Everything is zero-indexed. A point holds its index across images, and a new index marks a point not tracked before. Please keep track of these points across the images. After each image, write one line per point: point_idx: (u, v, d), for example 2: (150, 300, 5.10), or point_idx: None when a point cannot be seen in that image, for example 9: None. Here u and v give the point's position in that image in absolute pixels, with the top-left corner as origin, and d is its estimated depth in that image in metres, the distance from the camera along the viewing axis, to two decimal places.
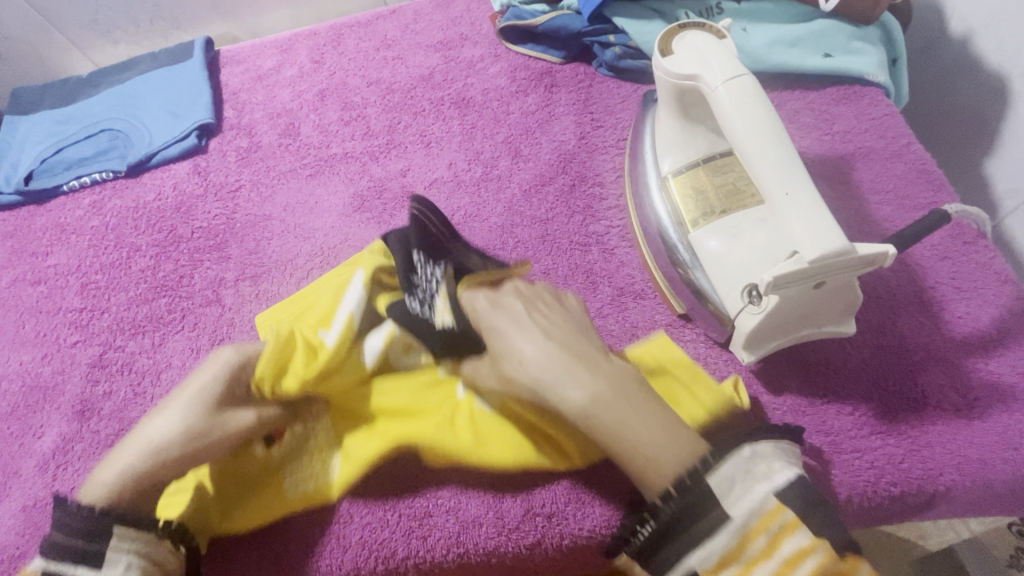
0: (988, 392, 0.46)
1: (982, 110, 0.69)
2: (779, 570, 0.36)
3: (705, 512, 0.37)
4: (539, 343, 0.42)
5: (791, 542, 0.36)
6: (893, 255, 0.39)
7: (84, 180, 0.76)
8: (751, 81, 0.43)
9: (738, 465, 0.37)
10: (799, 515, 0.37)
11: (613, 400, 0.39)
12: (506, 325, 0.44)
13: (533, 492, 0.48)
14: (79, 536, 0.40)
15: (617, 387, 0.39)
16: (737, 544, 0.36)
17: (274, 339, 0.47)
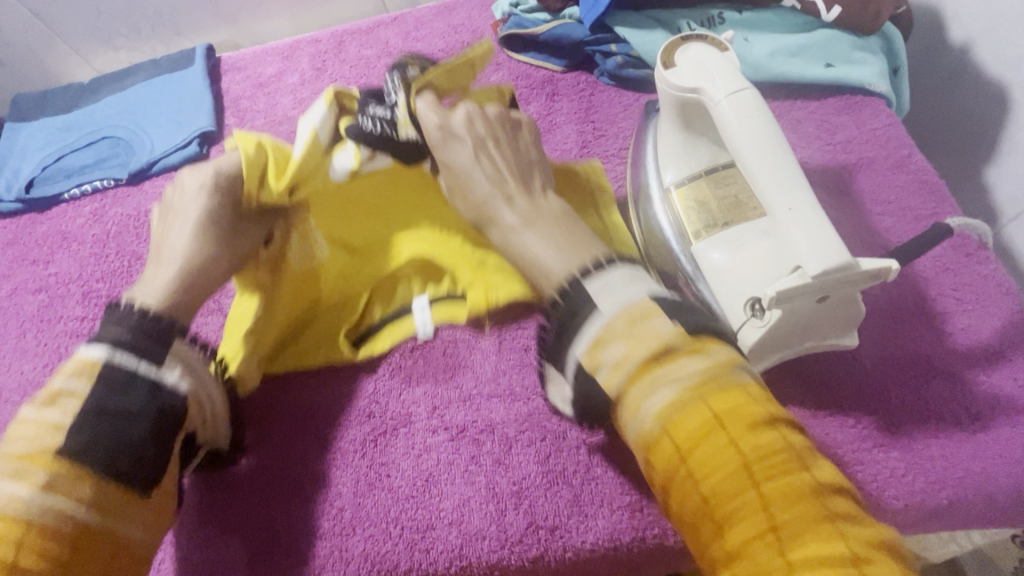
0: (990, 404, 0.46)
1: (982, 119, 0.69)
2: (632, 347, 0.37)
3: (580, 308, 0.39)
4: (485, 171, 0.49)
5: (648, 325, 0.37)
6: (896, 270, 0.39)
7: (85, 187, 0.76)
8: (754, 95, 0.43)
9: (611, 274, 0.40)
10: (663, 309, 0.38)
11: (543, 215, 0.46)
12: (460, 151, 0.50)
13: (535, 505, 0.48)
14: (139, 330, 0.42)
15: (546, 206, 0.47)
16: (604, 329, 0.38)
17: (247, 158, 0.50)
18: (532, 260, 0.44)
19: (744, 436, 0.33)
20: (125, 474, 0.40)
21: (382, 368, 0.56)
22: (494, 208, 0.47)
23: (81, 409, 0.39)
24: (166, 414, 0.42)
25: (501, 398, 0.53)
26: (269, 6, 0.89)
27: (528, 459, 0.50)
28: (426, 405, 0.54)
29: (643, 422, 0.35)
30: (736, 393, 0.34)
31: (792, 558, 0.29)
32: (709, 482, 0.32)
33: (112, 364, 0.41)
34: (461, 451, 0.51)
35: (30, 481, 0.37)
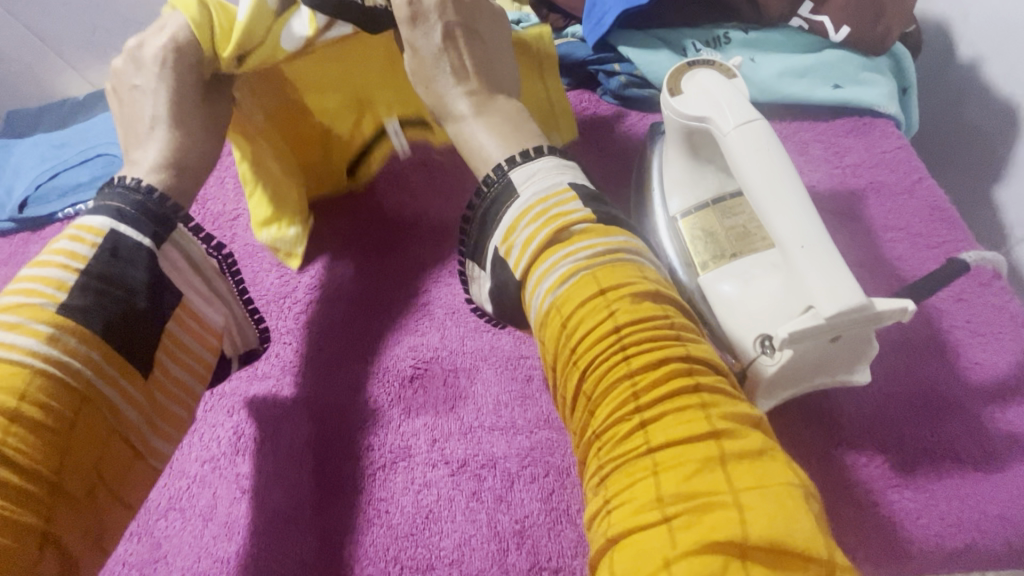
0: (1006, 443, 0.45)
1: (990, 138, 0.68)
2: (540, 228, 0.40)
3: (503, 195, 0.44)
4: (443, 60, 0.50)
5: (558, 210, 0.40)
6: (913, 311, 0.38)
7: (80, 206, 0.75)
8: (764, 126, 0.42)
9: (541, 166, 0.44)
10: (576, 198, 0.41)
11: (495, 117, 0.49)
12: (427, 36, 0.50)
13: (539, 545, 0.47)
14: (143, 208, 0.42)
15: (497, 108, 0.50)
16: (521, 214, 0.42)
17: (201, 23, 0.47)
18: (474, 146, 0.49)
19: (625, 311, 0.35)
20: (126, 343, 0.40)
21: (381, 399, 0.54)
22: (451, 101, 0.50)
23: (84, 273, 0.39)
24: (162, 294, 0.42)
25: (503, 431, 0.52)
26: None
27: (530, 497, 0.49)
28: (425, 437, 0.52)
29: (540, 298, 0.39)
30: (629, 279, 0.36)
31: (650, 427, 0.32)
32: (586, 356, 0.35)
33: (117, 236, 0.40)
34: (462, 487, 0.50)
35: (31, 332, 0.36)
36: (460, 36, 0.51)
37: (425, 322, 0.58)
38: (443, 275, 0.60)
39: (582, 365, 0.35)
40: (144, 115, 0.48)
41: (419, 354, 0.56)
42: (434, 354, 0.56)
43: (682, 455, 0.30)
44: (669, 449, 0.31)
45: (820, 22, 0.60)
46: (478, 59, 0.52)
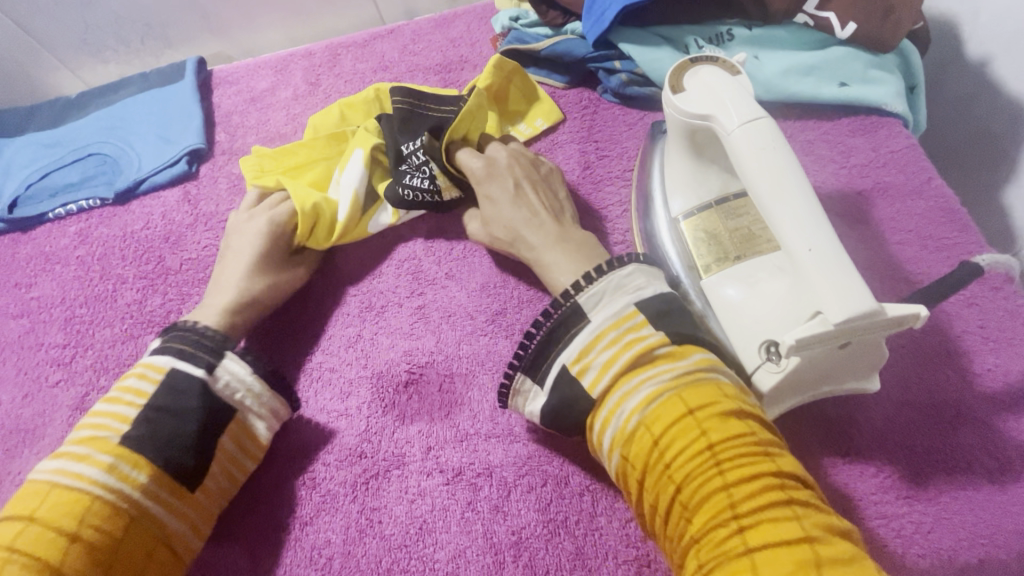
0: (1020, 453, 0.43)
1: (1000, 137, 0.66)
2: (617, 351, 0.41)
3: (572, 320, 0.44)
4: (513, 208, 0.53)
5: (635, 334, 0.41)
6: (926, 317, 0.36)
7: (71, 207, 0.74)
8: (770, 125, 0.41)
9: (608, 280, 0.45)
10: (647, 319, 0.42)
11: (557, 244, 0.51)
12: (499, 192, 0.54)
13: (536, 558, 0.45)
14: (203, 343, 0.48)
15: (560, 238, 0.52)
16: (593, 339, 0.43)
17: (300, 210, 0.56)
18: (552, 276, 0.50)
19: (712, 424, 0.35)
20: (173, 466, 0.43)
21: (375, 405, 0.53)
22: (524, 239, 0.52)
23: (146, 406, 0.44)
24: (214, 419, 0.46)
25: (499, 438, 0.50)
26: (263, 18, 0.87)
27: (527, 507, 0.47)
28: (419, 445, 0.51)
29: (623, 416, 0.39)
30: (711, 392, 0.37)
31: (747, 533, 0.31)
32: (679, 470, 0.34)
33: (176, 370, 0.46)
34: (457, 496, 0.48)
35: (95, 463, 0.41)
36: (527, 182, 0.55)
37: (420, 326, 0.57)
38: (440, 278, 0.59)
39: (675, 480, 0.35)
40: (226, 275, 0.55)
41: (414, 359, 0.55)
42: (430, 358, 0.55)
43: (783, 559, 0.29)
44: (768, 552, 0.30)
45: (826, 18, 0.58)
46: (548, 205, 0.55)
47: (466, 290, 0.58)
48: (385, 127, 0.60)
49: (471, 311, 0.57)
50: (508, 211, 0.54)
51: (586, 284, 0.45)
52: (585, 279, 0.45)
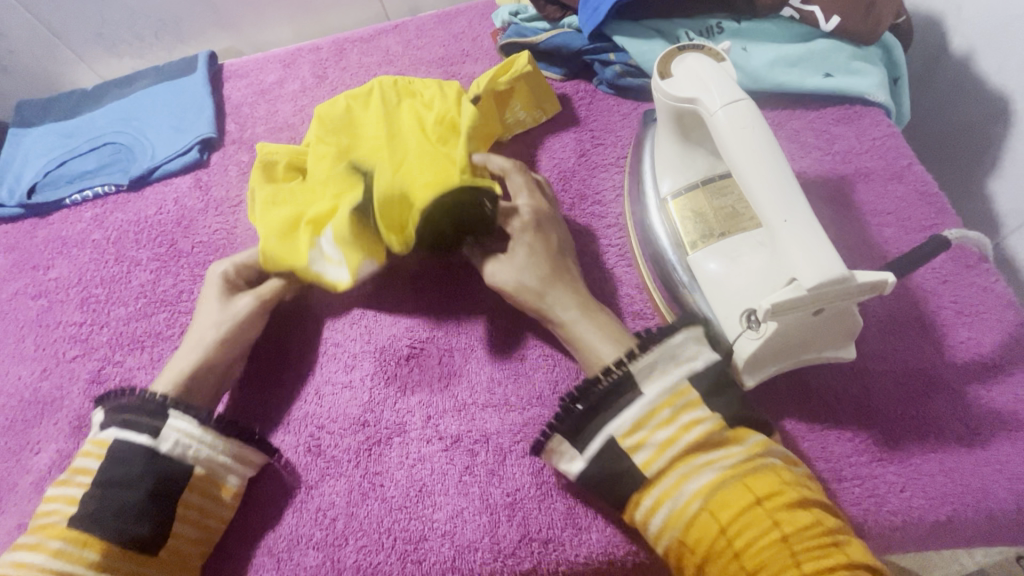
0: (989, 419, 0.45)
1: (982, 128, 0.68)
2: (676, 433, 0.40)
3: (623, 391, 0.43)
4: (548, 263, 0.53)
5: (690, 414, 0.41)
6: (893, 283, 0.39)
7: (87, 193, 0.77)
8: (750, 107, 0.43)
9: (661, 349, 0.44)
10: (702, 396, 0.42)
11: (591, 319, 0.50)
12: (535, 251, 0.53)
13: (529, 517, 0.48)
14: (143, 407, 0.47)
15: (591, 309, 0.50)
16: (647, 413, 0.42)
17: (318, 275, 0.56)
18: (585, 334, 0.49)
19: (783, 515, 0.35)
20: (125, 536, 0.43)
21: (377, 378, 0.56)
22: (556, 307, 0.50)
23: (90, 483, 0.44)
24: (162, 483, 0.45)
25: (496, 407, 0.53)
26: (272, 14, 0.90)
27: (522, 471, 0.50)
28: (420, 414, 0.53)
29: (684, 499, 0.39)
30: (775, 478, 0.37)
31: None
32: (752, 561, 0.35)
33: (118, 440, 0.46)
34: (455, 461, 0.51)
35: (43, 550, 0.42)
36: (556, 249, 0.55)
37: (422, 304, 0.59)
38: None
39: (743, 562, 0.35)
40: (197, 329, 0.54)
41: (416, 334, 0.58)
42: (431, 334, 0.57)
43: None
44: None
45: (811, 11, 0.61)
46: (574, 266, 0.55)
47: (466, 270, 0.61)
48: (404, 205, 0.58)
49: (470, 289, 0.59)
50: (542, 263, 0.52)
51: (642, 350, 0.44)
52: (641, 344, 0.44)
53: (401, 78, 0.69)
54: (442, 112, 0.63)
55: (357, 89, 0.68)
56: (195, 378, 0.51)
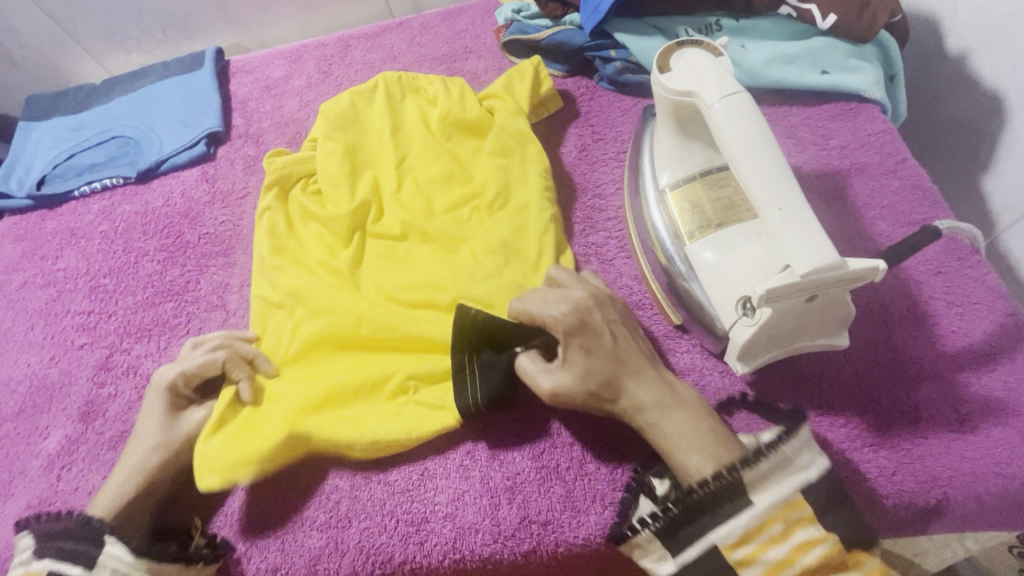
0: (979, 405, 0.46)
1: (976, 126, 0.70)
2: (791, 553, 0.39)
3: (730, 500, 0.40)
4: (614, 360, 0.45)
5: (803, 532, 0.40)
6: (884, 271, 0.40)
7: (95, 185, 0.78)
8: (746, 99, 0.44)
9: (775, 459, 0.40)
10: (816, 513, 0.40)
11: (673, 423, 0.43)
12: (591, 347, 0.45)
13: (529, 500, 0.49)
14: (80, 535, 0.45)
15: (672, 410, 0.43)
16: (756, 527, 0.40)
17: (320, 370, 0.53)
18: (666, 442, 0.43)
19: None
20: None
21: None
22: (632, 410, 0.44)
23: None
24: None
25: None
26: (277, 11, 0.91)
27: (522, 455, 0.51)
28: None
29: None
30: None
31: None
32: None
33: (54, 572, 0.44)
34: (457, 446, 0.52)
35: None
36: (617, 332, 0.46)
37: None
38: None
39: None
40: (139, 442, 0.51)
41: None
42: None
43: None
44: None
45: (808, 10, 0.62)
46: (644, 349, 0.47)
47: None
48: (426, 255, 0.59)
49: None
50: (603, 363, 0.45)
51: (746, 467, 0.40)
52: (751, 453, 0.40)
53: (405, 75, 0.71)
54: (446, 109, 0.66)
55: (361, 85, 0.70)
56: (134, 499, 0.48)
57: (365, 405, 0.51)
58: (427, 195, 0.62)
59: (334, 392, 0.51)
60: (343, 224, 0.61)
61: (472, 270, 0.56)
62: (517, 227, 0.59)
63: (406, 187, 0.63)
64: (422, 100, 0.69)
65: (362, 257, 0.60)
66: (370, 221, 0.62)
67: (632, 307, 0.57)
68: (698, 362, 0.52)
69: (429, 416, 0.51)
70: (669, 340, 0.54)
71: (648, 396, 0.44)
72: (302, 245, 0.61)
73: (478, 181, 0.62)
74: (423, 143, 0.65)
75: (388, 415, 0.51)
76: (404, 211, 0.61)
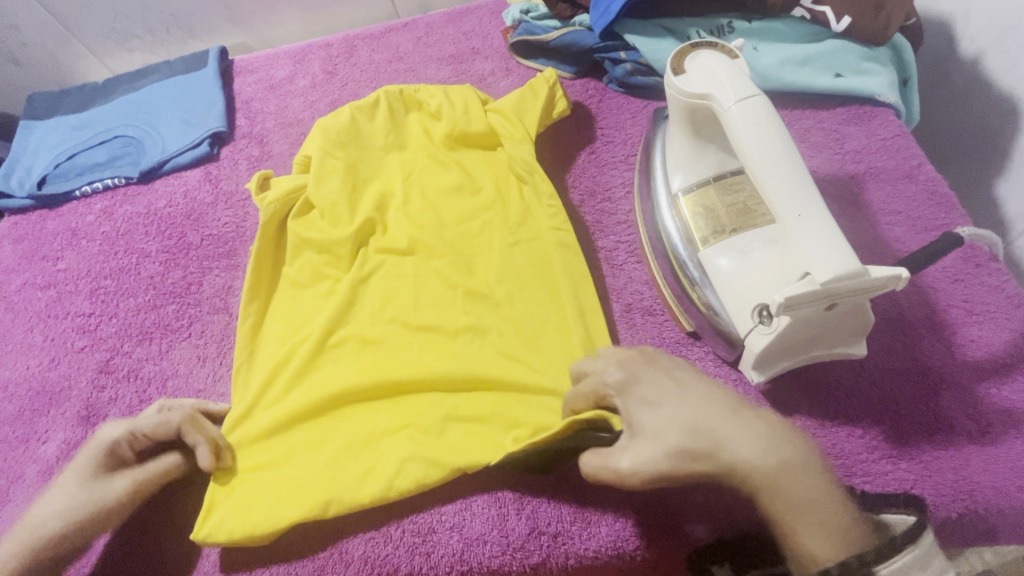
0: (1000, 417, 0.45)
1: (991, 131, 0.69)
2: None
3: None
4: (703, 411, 0.38)
5: None
6: (907, 279, 0.39)
7: (97, 185, 0.77)
8: (764, 102, 0.43)
9: (917, 555, 0.36)
10: None
11: (788, 479, 0.36)
12: (661, 400, 0.40)
13: (538, 510, 0.48)
14: None
15: (784, 465, 0.36)
16: None
17: (333, 417, 0.53)
18: (786, 517, 0.36)
19: None
20: None
21: None
22: (738, 468, 0.37)
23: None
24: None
25: None
26: (282, 10, 0.90)
27: None
28: None
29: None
30: None
31: None
32: None
33: None
34: None
35: None
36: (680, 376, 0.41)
37: None
38: None
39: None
40: (44, 505, 0.46)
41: None
42: None
43: None
44: None
45: (822, 12, 0.61)
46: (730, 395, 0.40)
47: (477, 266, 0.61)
48: (433, 276, 0.59)
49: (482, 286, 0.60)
50: (682, 411, 0.39)
51: (881, 556, 0.35)
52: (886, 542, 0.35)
53: (407, 87, 0.70)
54: (451, 121, 0.66)
55: (362, 100, 0.68)
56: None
57: (371, 456, 0.50)
58: (436, 208, 0.62)
59: (350, 440, 0.51)
60: (352, 241, 0.60)
61: (486, 296, 0.57)
62: (532, 253, 0.59)
63: (414, 200, 0.63)
64: (423, 114, 0.69)
65: (367, 282, 0.59)
66: (376, 241, 0.61)
67: (643, 313, 0.56)
68: (711, 370, 0.51)
69: (432, 470, 0.48)
70: (681, 348, 0.53)
71: (755, 451, 0.36)
72: (294, 284, 0.60)
73: (488, 194, 0.63)
74: (428, 163, 0.65)
75: (393, 467, 0.48)
76: (411, 233, 0.60)
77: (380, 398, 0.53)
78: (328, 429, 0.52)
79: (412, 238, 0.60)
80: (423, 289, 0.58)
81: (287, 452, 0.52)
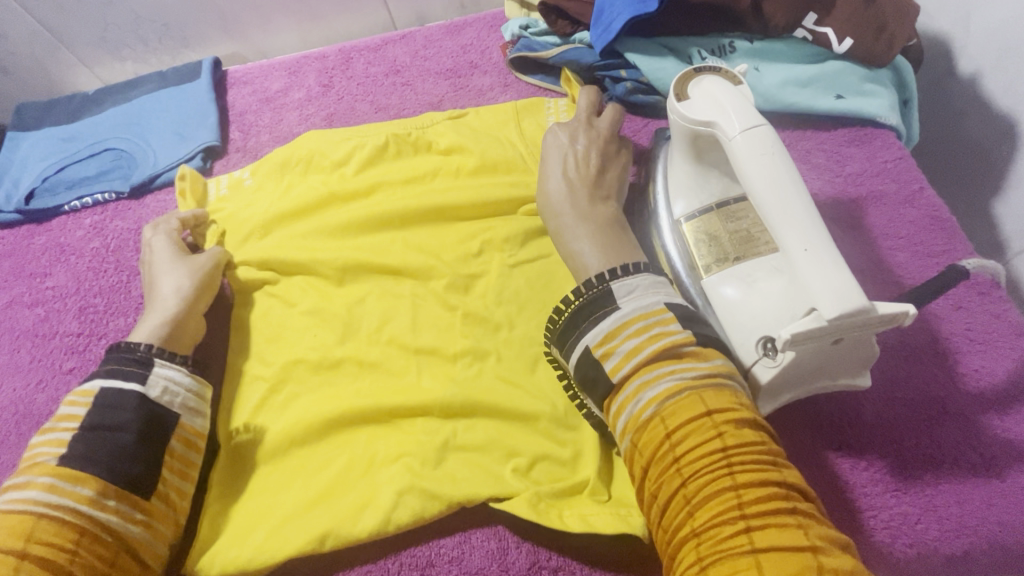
0: (1003, 450, 0.45)
1: (990, 151, 0.68)
2: (644, 342, 0.42)
3: (604, 301, 0.45)
4: (564, 184, 0.55)
5: (664, 332, 0.42)
6: (914, 314, 0.38)
7: (86, 200, 0.75)
8: (769, 132, 0.43)
9: (643, 277, 0.46)
10: (680, 327, 0.43)
11: (580, 240, 0.51)
12: (556, 160, 0.56)
13: (539, 545, 0.47)
14: (127, 358, 0.48)
15: (590, 236, 0.51)
16: (621, 325, 0.43)
17: (330, 444, 0.52)
18: (565, 244, 0.52)
19: (734, 442, 0.37)
20: None
21: None
22: (561, 214, 0.54)
23: (80, 427, 0.44)
24: (154, 430, 0.46)
25: None
26: (278, 20, 0.89)
27: None
28: None
29: (640, 405, 0.41)
30: (712, 445, 0.37)
31: (696, 512, 0.35)
32: (690, 467, 0.37)
33: (106, 388, 0.46)
34: None
35: None
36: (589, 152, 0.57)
37: None
38: None
39: (683, 473, 0.37)
40: (157, 290, 0.56)
41: None
42: None
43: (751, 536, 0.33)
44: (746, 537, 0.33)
45: (824, 33, 0.61)
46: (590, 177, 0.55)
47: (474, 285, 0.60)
48: (433, 298, 0.57)
49: None
50: (569, 174, 0.55)
51: (614, 279, 0.46)
52: (622, 270, 0.47)
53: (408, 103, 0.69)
54: (450, 140, 0.65)
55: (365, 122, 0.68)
56: (180, 321, 0.53)
57: (369, 487, 0.49)
58: (434, 227, 0.61)
59: (347, 469, 0.50)
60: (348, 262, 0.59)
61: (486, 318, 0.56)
62: (532, 275, 0.58)
63: (412, 218, 0.62)
64: (420, 130, 0.66)
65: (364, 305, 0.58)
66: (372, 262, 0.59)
67: None
68: None
69: (431, 503, 0.48)
70: None
71: (569, 225, 0.53)
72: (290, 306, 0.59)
73: (487, 213, 0.61)
74: (424, 180, 0.64)
75: (391, 499, 0.47)
76: (408, 252, 0.60)
77: (377, 426, 0.52)
78: (324, 457, 0.51)
79: (410, 258, 0.59)
80: (421, 312, 0.57)
81: (283, 480, 0.51)
